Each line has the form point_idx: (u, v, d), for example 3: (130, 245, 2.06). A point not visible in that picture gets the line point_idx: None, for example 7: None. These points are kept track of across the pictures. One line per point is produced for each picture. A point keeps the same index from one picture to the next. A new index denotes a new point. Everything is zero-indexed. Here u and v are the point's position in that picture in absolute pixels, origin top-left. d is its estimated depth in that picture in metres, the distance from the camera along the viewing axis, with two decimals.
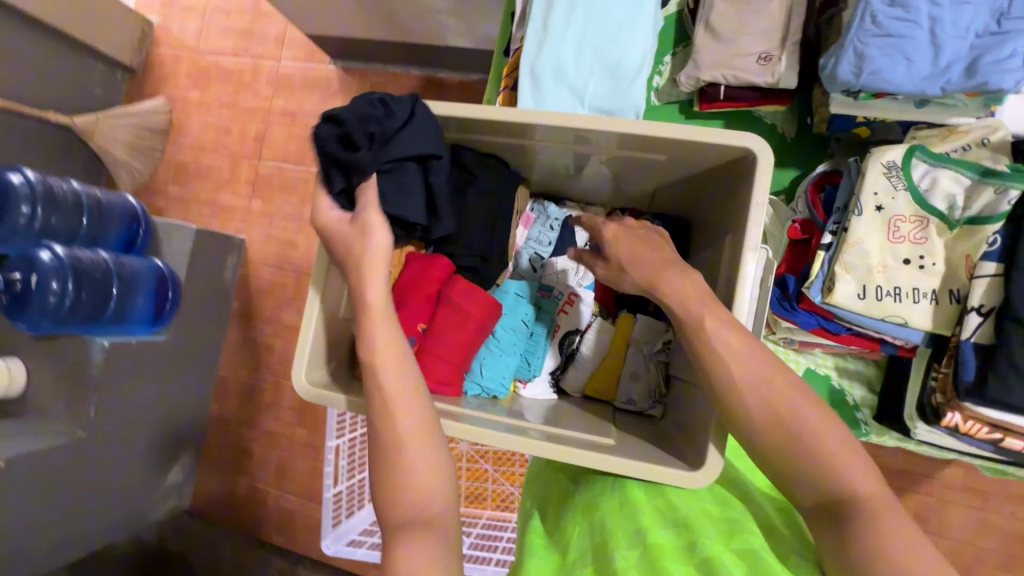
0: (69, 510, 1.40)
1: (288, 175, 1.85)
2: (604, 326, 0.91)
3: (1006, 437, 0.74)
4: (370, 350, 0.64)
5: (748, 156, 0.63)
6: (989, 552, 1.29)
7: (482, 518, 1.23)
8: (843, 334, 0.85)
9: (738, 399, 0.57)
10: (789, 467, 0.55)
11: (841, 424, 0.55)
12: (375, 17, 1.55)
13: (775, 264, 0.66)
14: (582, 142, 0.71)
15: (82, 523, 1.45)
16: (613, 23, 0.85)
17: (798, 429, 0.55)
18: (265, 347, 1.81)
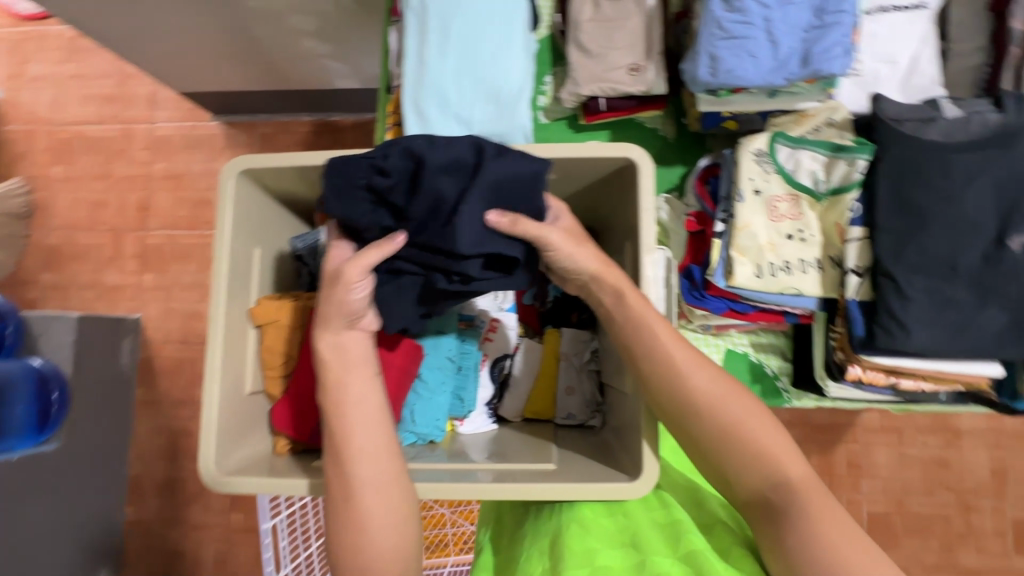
0: None
1: (181, 242, 1.71)
2: (531, 345, 0.91)
3: (900, 380, 0.81)
4: (336, 396, 0.62)
5: (630, 164, 0.66)
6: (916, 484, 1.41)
7: (447, 567, 1.14)
8: (750, 312, 0.90)
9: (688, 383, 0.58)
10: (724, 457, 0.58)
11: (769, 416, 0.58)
12: (254, 68, 1.49)
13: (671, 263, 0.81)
14: None
15: None
16: (487, 51, 0.87)
17: (721, 424, 0.57)
18: (182, 432, 1.63)
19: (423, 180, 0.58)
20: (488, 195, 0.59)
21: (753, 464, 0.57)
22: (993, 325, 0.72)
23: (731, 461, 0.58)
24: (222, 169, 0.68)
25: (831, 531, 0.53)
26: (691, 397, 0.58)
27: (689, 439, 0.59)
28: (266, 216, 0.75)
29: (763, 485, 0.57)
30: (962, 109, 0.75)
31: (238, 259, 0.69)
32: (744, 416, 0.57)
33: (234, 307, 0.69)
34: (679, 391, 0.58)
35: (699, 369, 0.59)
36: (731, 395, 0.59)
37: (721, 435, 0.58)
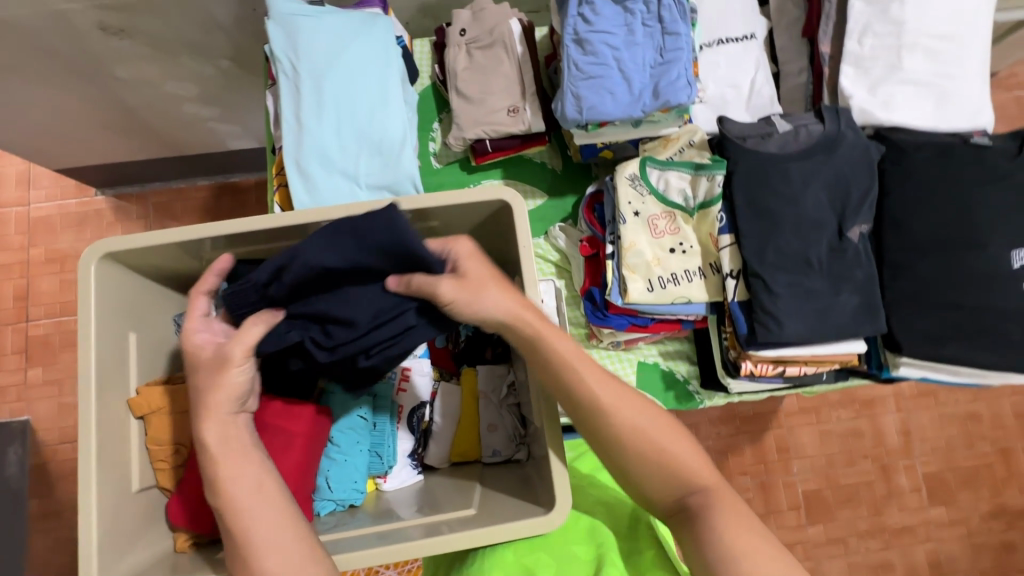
0: None
1: (71, 328, 1.56)
2: (449, 389, 0.91)
3: (786, 367, 0.88)
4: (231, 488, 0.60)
5: (505, 205, 0.69)
6: (839, 457, 1.51)
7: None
8: (651, 324, 0.95)
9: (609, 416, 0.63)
10: (647, 480, 0.64)
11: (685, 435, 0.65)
12: (137, 138, 1.42)
13: (559, 291, 0.92)
14: None
15: None
16: (365, 106, 0.88)
17: (644, 450, 0.63)
18: None
19: (312, 292, 0.63)
20: (374, 271, 0.62)
21: (668, 474, 0.63)
22: (849, 308, 0.81)
23: (648, 472, 0.63)
24: (82, 254, 0.64)
25: (735, 530, 0.60)
26: (612, 423, 0.63)
27: (614, 466, 0.65)
28: (139, 297, 0.70)
29: (676, 493, 0.64)
30: (792, 123, 0.85)
31: (109, 348, 0.64)
32: (662, 438, 0.64)
33: (108, 399, 0.64)
34: (602, 420, 0.63)
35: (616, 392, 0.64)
36: (644, 412, 0.64)
37: (643, 455, 0.63)
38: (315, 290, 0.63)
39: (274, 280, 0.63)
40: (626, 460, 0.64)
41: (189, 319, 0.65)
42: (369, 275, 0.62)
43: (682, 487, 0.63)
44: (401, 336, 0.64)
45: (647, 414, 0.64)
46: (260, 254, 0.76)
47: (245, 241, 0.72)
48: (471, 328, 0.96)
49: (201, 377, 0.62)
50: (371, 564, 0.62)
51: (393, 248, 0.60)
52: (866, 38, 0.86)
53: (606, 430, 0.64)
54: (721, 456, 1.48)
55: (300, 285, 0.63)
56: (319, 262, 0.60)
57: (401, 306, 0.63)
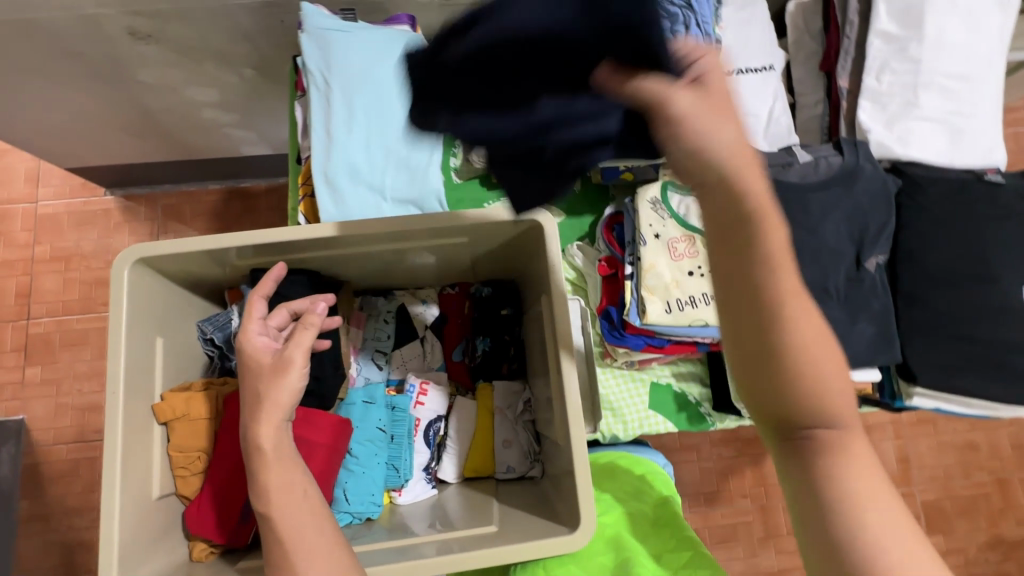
0: None
1: (72, 328, 1.55)
2: (465, 404, 0.92)
3: None
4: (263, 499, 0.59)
5: (535, 225, 0.70)
6: None
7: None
8: (667, 346, 0.96)
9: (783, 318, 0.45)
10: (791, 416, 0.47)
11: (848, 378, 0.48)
12: (152, 140, 1.42)
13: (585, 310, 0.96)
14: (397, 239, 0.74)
15: None
16: (394, 121, 0.90)
17: (806, 374, 0.46)
18: (82, 545, 1.44)
19: (484, 74, 0.43)
20: (581, 67, 0.41)
21: (813, 391, 0.46)
22: (865, 337, 0.83)
23: (797, 387, 0.46)
24: (116, 258, 0.65)
25: (860, 472, 0.47)
26: (781, 327, 0.45)
27: (757, 387, 0.47)
28: (166, 303, 0.71)
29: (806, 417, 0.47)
30: (812, 155, 0.87)
31: (137, 354, 0.64)
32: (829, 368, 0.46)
33: (134, 406, 0.64)
34: (769, 318, 0.45)
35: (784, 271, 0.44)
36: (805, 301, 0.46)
37: (799, 380, 0.46)
38: (485, 73, 0.43)
39: (439, 48, 0.43)
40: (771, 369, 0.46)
41: (246, 321, 0.67)
42: (571, 62, 0.40)
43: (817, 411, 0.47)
44: (587, 146, 0.47)
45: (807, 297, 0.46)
46: (288, 262, 0.77)
47: (274, 252, 0.73)
48: (488, 342, 0.94)
49: (261, 381, 0.64)
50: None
51: (628, 37, 0.38)
52: (884, 74, 0.89)
53: (755, 320, 0.45)
54: (722, 477, 1.48)
55: (469, 63, 0.42)
56: (512, 26, 0.39)
57: (604, 106, 0.44)
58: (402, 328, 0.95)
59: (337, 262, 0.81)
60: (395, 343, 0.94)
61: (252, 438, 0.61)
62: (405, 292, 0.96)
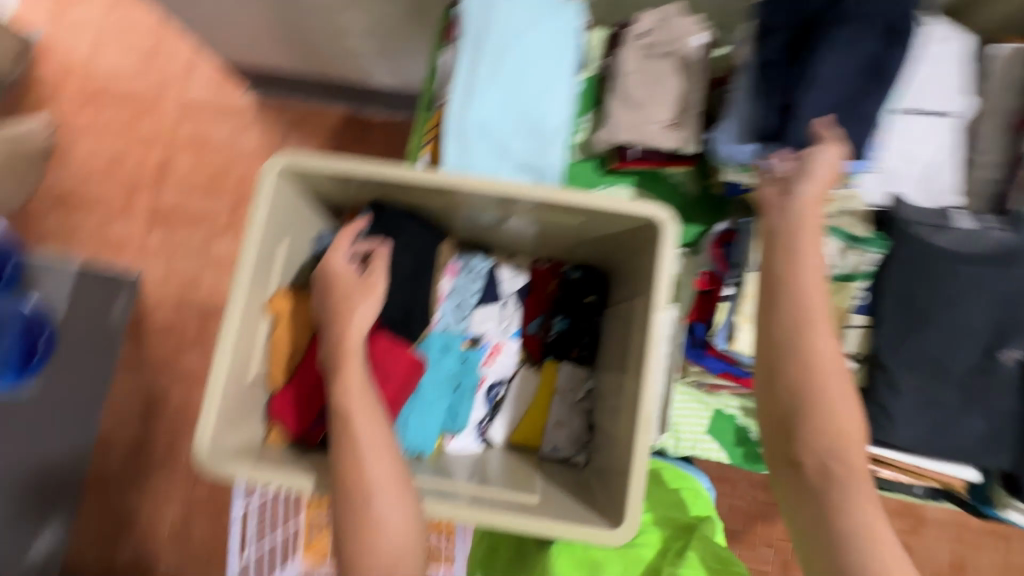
0: None
1: (192, 206, 1.71)
2: (529, 375, 0.95)
3: (878, 468, 0.83)
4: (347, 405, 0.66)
5: (653, 224, 0.69)
6: None
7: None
8: (745, 377, 0.92)
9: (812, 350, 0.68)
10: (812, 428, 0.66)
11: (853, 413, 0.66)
12: (293, 50, 1.50)
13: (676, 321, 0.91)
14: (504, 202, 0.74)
15: None
16: (534, 87, 0.90)
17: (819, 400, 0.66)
18: (160, 394, 1.62)
19: None
20: None
21: (826, 432, 0.66)
22: (973, 431, 0.75)
23: (815, 423, 0.66)
24: (268, 157, 0.71)
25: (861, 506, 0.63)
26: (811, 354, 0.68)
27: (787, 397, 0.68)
28: (296, 211, 0.77)
29: (819, 451, 0.66)
30: (975, 224, 0.78)
31: (264, 253, 0.71)
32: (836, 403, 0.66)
33: (253, 298, 0.71)
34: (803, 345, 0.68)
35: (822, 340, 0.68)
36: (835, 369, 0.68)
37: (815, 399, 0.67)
38: None
39: None
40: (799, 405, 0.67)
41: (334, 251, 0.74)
42: None
43: (830, 449, 0.65)
44: None
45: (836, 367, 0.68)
46: (405, 201, 0.80)
47: (395, 188, 0.76)
48: (565, 323, 0.97)
49: (352, 296, 0.71)
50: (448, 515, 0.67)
51: None
52: None
53: (792, 346, 0.68)
54: (753, 521, 1.42)
55: None
56: None
57: None
58: (490, 288, 0.95)
59: (448, 210, 0.83)
60: (480, 301, 0.95)
61: (344, 340, 0.69)
62: (499, 255, 0.98)
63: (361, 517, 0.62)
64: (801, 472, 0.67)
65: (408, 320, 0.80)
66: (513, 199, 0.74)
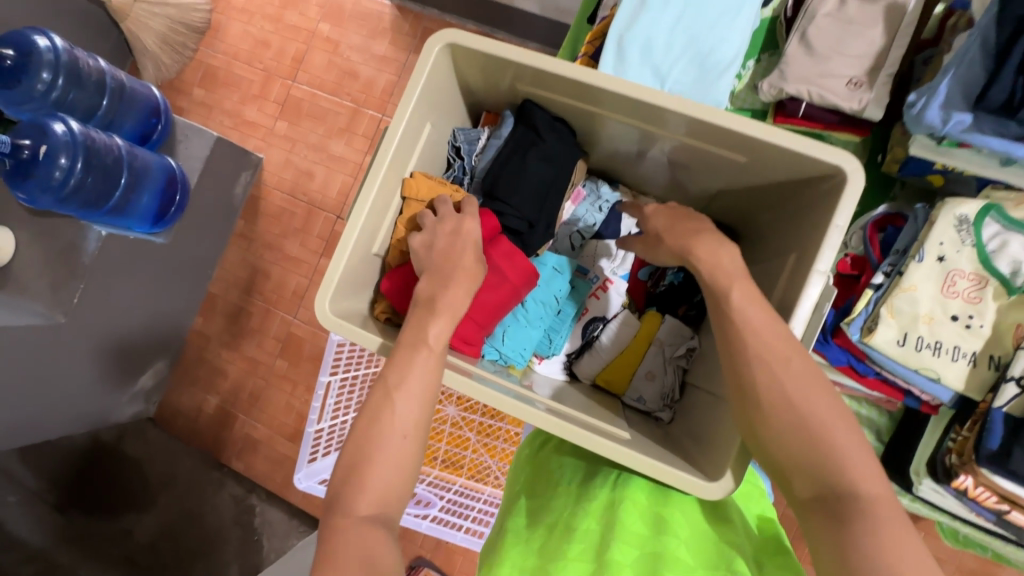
0: (30, 408, 1.31)
1: (318, 102, 1.71)
2: (628, 320, 0.89)
3: (1012, 510, 0.72)
4: None
5: (836, 176, 0.62)
6: None
7: (455, 485, 1.22)
8: (869, 377, 0.83)
9: (759, 369, 0.55)
10: (789, 455, 0.53)
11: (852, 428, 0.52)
12: None
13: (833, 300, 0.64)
14: (656, 120, 0.70)
15: (39, 417, 1.35)
16: (713, 13, 0.82)
17: (797, 418, 0.53)
18: (261, 273, 1.70)
19: None
20: None
21: (819, 464, 0.51)
22: None
23: (796, 454, 0.53)
24: (432, 35, 0.70)
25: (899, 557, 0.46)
26: (767, 375, 0.55)
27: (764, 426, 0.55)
28: (446, 95, 0.76)
29: (824, 481, 0.51)
30: None
31: (411, 131, 0.71)
32: (824, 422, 0.52)
33: (393, 173, 0.72)
34: (760, 366, 0.55)
35: (786, 364, 0.55)
36: (816, 394, 0.53)
37: (790, 428, 0.53)
38: None
39: None
40: (768, 437, 0.55)
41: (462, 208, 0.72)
42: None
43: (832, 485, 0.51)
44: None
45: (820, 395, 0.53)
46: (557, 107, 0.77)
47: (551, 87, 0.72)
48: (679, 277, 0.92)
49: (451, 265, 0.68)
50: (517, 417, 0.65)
51: None
52: None
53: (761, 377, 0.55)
54: None
55: None
56: None
57: None
58: (611, 223, 0.91)
59: (593, 126, 0.80)
60: (597, 234, 0.92)
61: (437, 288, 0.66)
62: (626, 190, 0.95)
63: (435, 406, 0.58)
64: (803, 506, 0.53)
65: (530, 232, 0.80)
66: (666, 116, 0.68)
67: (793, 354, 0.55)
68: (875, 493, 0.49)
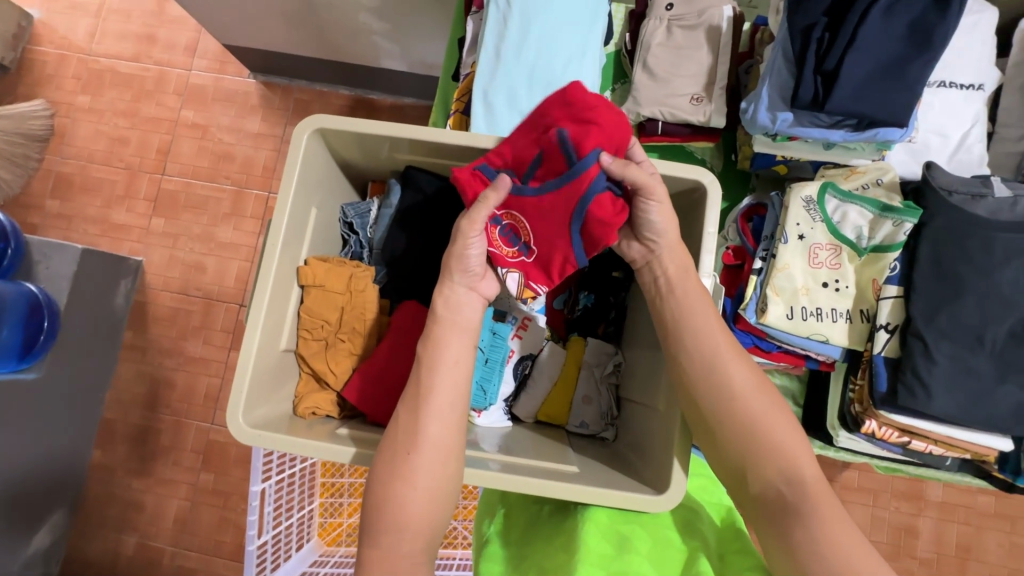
0: None
1: (195, 191, 1.61)
2: (555, 350, 0.91)
3: (912, 440, 0.83)
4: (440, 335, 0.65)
5: (699, 188, 0.69)
6: (917, 559, 1.36)
7: (455, 560, 1.05)
8: (773, 351, 0.92)
9: (704, 370, 0.60)
10: (743, 450, 0.58)
11: (787, 423, 0.59)
12: (304, 33, 1.35)
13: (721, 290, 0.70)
14: None
15: None
16: (564, 55, 0.88)
17: (744, 417, 0.59)
18: (164, 383, 1.55)
19: None
20: None
21: (769, 458, 0.57)
22: (1009, 402, 0.75)
23: (747, 450, 0.58)
24: (298, 123, 0.69)
25: (833, 532, 0.54)
26: (722, 371, 0.60)
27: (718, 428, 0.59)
28: (326, 175, 0.75)
29: (773, 475, 0.57)
30: (1012, 191, 0.78)
31: (296, 218, 0.70)
32: (768, 417, 0.59)
33: (285, 265, 0.70)
34: (713, 363, 0.60)
35: (727, 360, 0.60)
36: (759, 398, 0.59)
37: (740, 425, 0.59)
38: None
39: None
40: (719, 435, 0.59)
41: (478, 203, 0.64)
42: None
43: (781, 476, 0.57)
44: None
45: (761, 393, 0.60)
46: (437, 168, 0.78)
47: (429, 153, 0.74)
48: (591, 299, 0.96)
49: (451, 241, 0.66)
50: (484, 485, 0.65)
51: None
52: None
53: (700, 375, 0.60)
54: None
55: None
56: None
57: None
58: None
59: None
60: None
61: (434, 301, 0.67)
62: None
63: (399, 475, 0.58)
64: (750, 500, 0.59)
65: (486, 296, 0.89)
66: None
67: (722, 354, 0.61)
68: (815, 478, 0.56)
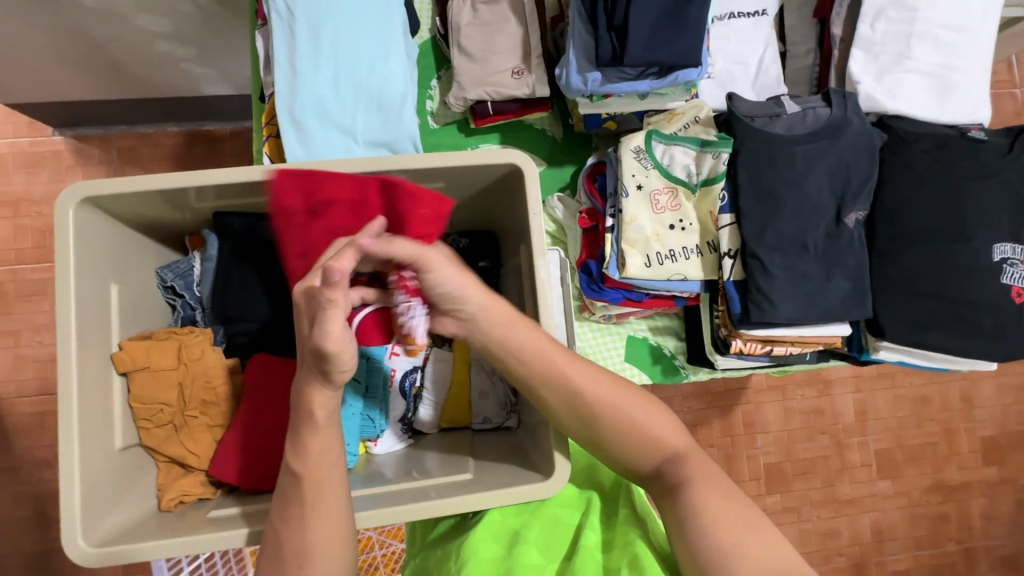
0: None
1: (25, 276, 1.31)
2: (441, 355, 0.89)
3: (774, 347, 0.90)
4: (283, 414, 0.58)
5: (515, 169, 0.69)
6: (826, 435, 1.52)
7: None
8: (645, 300, 0.96)
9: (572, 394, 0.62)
10: (622, 447, 0.63)
11: (655, 410, 0.64)
12: (99, 73, 1.13)
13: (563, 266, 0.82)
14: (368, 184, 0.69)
15: None
16: (366, 56, 0.84)
17: (618, 420, 0.63)
18: (47, 510, 1.29)
19: None
20: None
21: (646, 447, 0.63)
22: (840, 292, 0.83)
23: (624, 449, 0.63)
24: (58, 196, 0.60)
25: (715, 497, 0.59)
26: (585, 393, 0.62)
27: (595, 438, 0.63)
28: (118, 242, 0.67)
29: (652, 457, 0.63)
30: (800, 105, 0.86)
31: (90, 298, 0.62)
32: (637, 414, 0.63)
33: (90, 355, 0.61)
34: (574, 388, 0.62)
35: (589, 375, 0.63)
36: (618, 400, 0.63)
37: (616, 426, 0.63)
38: None
39: None
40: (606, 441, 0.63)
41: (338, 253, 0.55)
42: None
43: (658, 459, 0.63)
44: None
45: (627, 392, 0.64)
46: (252, 208, 0.72)
47: (236, 194, 0.68)
48: None
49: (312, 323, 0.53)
50: (385, 522, 0.62)
51: None
52: (878, 22, 0.88)
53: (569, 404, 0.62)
54: (691, 429, 1.45)
55: None
56: None
57: None
58: None
59: None
60: None
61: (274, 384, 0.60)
62: None
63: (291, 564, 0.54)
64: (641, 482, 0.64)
65: None
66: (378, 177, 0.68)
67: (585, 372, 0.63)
68: (683, 449, 0.63)
